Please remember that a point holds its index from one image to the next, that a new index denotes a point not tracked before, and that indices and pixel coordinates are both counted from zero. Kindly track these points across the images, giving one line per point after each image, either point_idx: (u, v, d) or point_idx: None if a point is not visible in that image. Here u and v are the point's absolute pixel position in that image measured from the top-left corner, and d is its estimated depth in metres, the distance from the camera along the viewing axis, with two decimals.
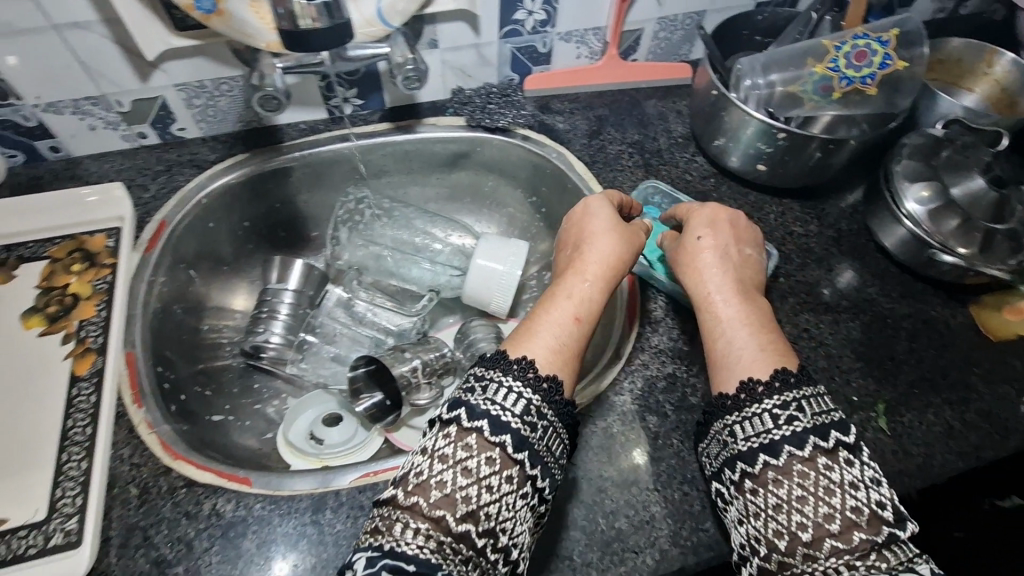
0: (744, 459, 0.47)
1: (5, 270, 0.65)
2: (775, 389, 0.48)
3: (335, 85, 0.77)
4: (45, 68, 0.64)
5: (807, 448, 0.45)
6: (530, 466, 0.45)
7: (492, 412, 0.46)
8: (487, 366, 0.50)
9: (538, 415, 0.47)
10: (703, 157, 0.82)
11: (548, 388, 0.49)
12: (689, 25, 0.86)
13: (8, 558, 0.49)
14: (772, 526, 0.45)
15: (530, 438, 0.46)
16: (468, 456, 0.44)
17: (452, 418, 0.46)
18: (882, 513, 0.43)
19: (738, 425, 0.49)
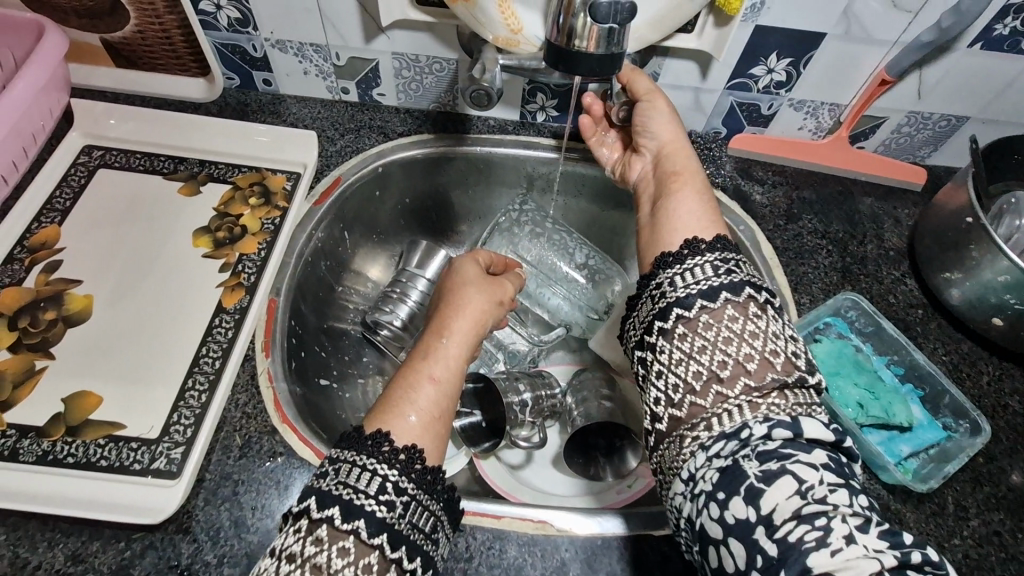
0: (681, 306, 0.48)
1: (193, 183, 0.68)
2: (717, 248, 0.50)
3: (538, 92, 0.74)
4: (289, 9, 0.66)
5: (742, 295, 0.47)
6: (391, 549, 0.39)
7: (344, 495, 0.40)
8: (344, 447, 0.43)
9: (397, 491, 0.41)
10: (916, 281, 0.69)
11: (407, 459, 0.42)
12: (943, 128, 0.74)
13: (115, 466, 0.50)
14: (692, 367, 0.46)
15: (389, 519, 0.40)
16: (318, 549, 0.38)
17: (301, 509, 0.40)
18: (795, 361, 0.45)
19: (676, 277, 0.50)
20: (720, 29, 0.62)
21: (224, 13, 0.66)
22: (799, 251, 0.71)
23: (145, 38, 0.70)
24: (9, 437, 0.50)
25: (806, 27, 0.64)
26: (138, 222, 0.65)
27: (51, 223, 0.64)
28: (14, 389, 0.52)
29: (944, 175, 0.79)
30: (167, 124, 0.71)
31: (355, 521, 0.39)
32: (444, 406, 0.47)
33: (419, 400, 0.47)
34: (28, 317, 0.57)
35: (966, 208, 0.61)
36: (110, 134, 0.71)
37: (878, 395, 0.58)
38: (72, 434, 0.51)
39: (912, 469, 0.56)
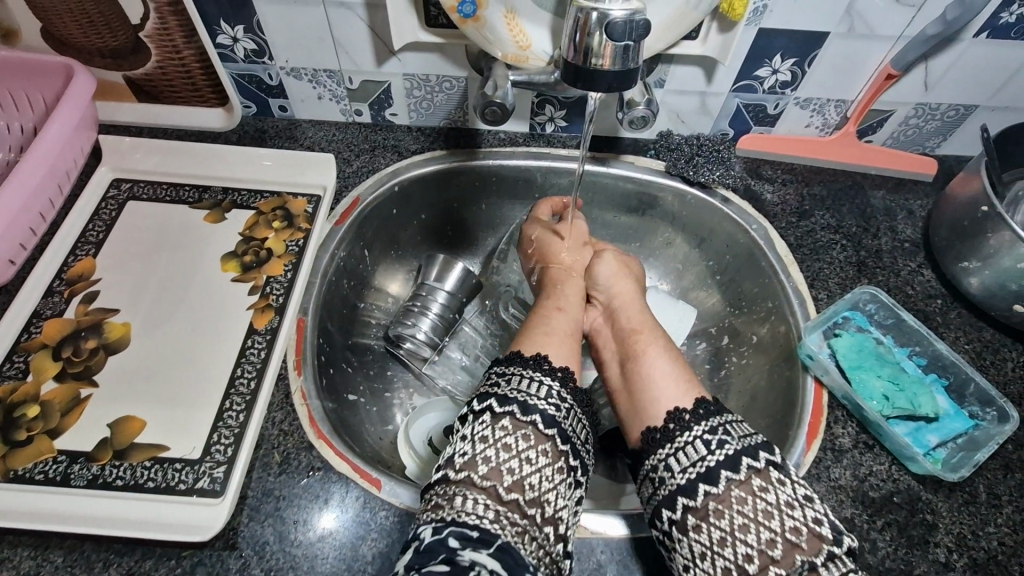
0: (686, 494, 0.47)
1: (219, 210, 0.71)
2: (700, 416, 0.50)
3: (547, 104, 0.75)
4: (303, 38, 0.68)
5: (741, 471, 0.46)
6: (561, 442, 0.49)
7: (521, 396, 0.49)
8: (509, 365, 0.54)
9: (562, 398, 0.51)
10: (932, 271, 0.70)
11: (563, 376, 0.53)
12: (950, 117, 0.74)
13: (161, 486, 0.51)
14: (719, 563, 0.44)
15: (559, 416, 0.49)
16: (505, 434, 0.48)
17: (487, 406, 0.49)
18: (819, 531, 0.43)
19: (671, 458, 0.49)
20: (724, 35, 0.63)
21: (241, 45, 0.69)
22: (813, 248, 0.72)
23: (165, 73, 0.73)
24: (59, 463, 0.52)
25: (808, 26, 0.65)
26: (169, 250, 0.67)
27: (86, 255, 0.66)
28: (62, 417, 0.55)
29: (955, 164, 0.79)
30: (191, 154, 0.74)
31: (533, 414, 0.48)
32: (577, 326, 0.62)
33: (557, 322, 0.60)
34: (71, 347, 0.59)
35: (981, 197, 0.62)
36: (137, 166, 0.73)
37: (901, 386, 0.59)
38: (119, 457, 0.53)
39: (941, 458, 0.56)
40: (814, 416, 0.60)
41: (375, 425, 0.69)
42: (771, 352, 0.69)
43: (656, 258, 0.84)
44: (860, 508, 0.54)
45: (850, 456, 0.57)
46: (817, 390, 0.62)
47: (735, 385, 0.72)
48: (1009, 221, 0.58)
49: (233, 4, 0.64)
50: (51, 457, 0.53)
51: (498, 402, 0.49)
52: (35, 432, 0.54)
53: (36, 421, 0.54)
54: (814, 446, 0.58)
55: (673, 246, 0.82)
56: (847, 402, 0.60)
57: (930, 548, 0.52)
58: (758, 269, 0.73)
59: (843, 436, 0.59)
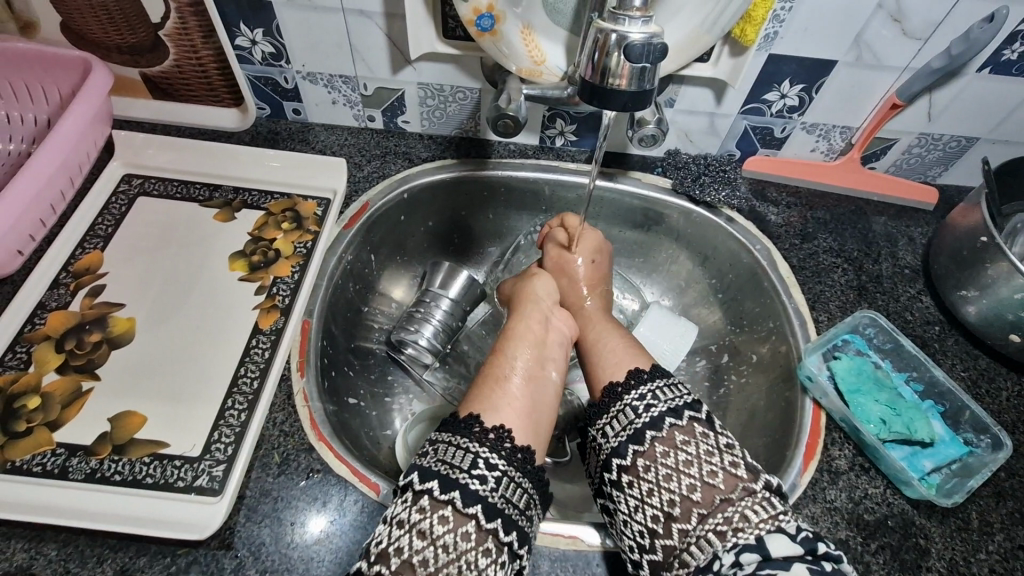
0: (619, 454, 0.50)
1: (228, 209, 0.71)
2: (631, 385, 0.54)
3: (558, 118, 0.76)
4: (321, 43, 0.69)
5: (666, 427, 0.50)
6: (487, 520, 0.45)
7: (442, 470, 0.47)
8: (442, 431, 0.51)
9: (489, 468, 0.48)
10: (932, 299, 0.71)
11: (496, 439, 0.50)
12: (953, 148, 0.76)
13: (160, 483, 0.51)
14: (650, 512, 0.47)
15: (484, 492, 0.46)
16: (422, 517, 0.45)
17: (408, 483, 0.47)
18: (735, 473, 0.47)
19: (608, 424, 0.53)
20: (736, 59, 0.65)
21: (259, 47, 0.70)
22: (815, 270, 0.73)
23: (183, 71, 0.74)
24: (58, 456, 0.52)
25: (817, 54, 0.66)
26: (176, 247, 0.68)
27: (94, 248, 0.66)
28: (62, 409, 0.55)
29: (956, 194, 0.80)
30: (203, 153, 0.74)
31: (451, 492, 0.46)
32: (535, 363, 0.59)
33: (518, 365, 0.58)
34: (74, 340, 0.59)
35: (980, 228, 0.63)
36: (149, 162, 0.74)
37: (899, 411, 0.60)
38: (118, 452, 0.53)
39: (936, 484, 0.57)
40: (812, 436, 0.60)
41: (374, 430, 0.69)
42: (771, 372, 0.70)
43: (659, 275, 0.85)
44: (855, 530, 0.55)
45: (847, 479, 0.58)
46: (815, 411, 0.62)
47: (734, 404, 0.73)
48: (1007, 251, 0.59)
49: (254, 7, 0.65)
50: (50, 450, 0.52)
51: (417, 478, 0.47)
52: (34, 423, 0.54)
53: (35, 412, 0.54)
54: (811, 467, 0.58)
55: (676, 263, 0.83)
56: (845, 425, 0.60)
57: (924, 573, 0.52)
58: (760, 289, 0.74)
59: (840, 458, 0.59)
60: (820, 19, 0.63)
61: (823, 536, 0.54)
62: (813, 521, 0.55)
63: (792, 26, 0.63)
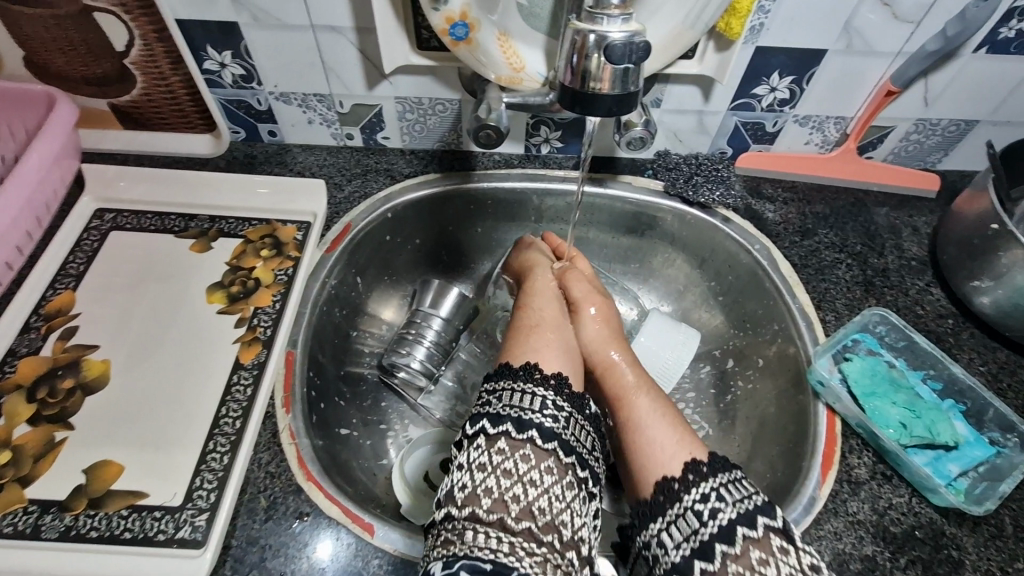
0: (681, 572, 0.45)
1: (205, 239, 0.69)
2: (691, 483, 0.48)
3: (542, 125, 0.74)
4: (292, 62, 0.67)
5: (737, 544, 0.44)
6: (565, 455, 0.48)
7: (513, 414, 0.49)
8: (499, 379, 0.54)
9: (557, 408, 0.51)
10: (941, 290, 0.68)
11: (557, 382, 0.53)
12: (951, 132, 0.73)
13: (139, 537, 0.48)
14: None
15: (558, 429, 0.49)
16: (503, 458, 0.47)
17: (477, 429, 0.49)
18: (768, 536, 0.44)
19: (663, 532, 0.47)
20: (721, 54, 0.62)
21: (228, 70, 0.67)
22: (818, 267, 0.70)
23: (152, 99, 0.71)
24: (30, 514, 0.49)
25: (806, 44, 0.64)
26: (151, 282, 0.65)
27: (65, 288, 0.63)
28: (34, 463, 0.52)
29: (958, 179, 0.78)
30: (177, 182, 0.72)
31: (529, 431, 0.48)
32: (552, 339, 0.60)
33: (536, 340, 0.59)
34: (46, 387, 0.56)
35: (989, 215, 0.60)
36: (122, 195, 0.71)
37: (918, 413, 0.57)
38: (94, 506, 0.50)
39: (964, 489, 0.53)
40: (828, 444, 0.57)
41: (369, 461, 0.66)
42: (779, 376, 0.67)
43: (656, 280, 0.82)
44: (881, 545, 0.51)
45: (868, 488, 0.55)
46: (829, 417, 0.59)
47: (744, 413, 0.70)
48: (1021, 238, 0.56)
49: (220, 29, 0.63)
50: (21, 508, 0.49)
51: (489, 423, 0.49)
52: (4, 480, 0.51)
53: (6, 468, 0.51)
54: (829, 478, 0.55)
55: (674, 267, 0.80)
56: (862, 430, 0.57)
57: None
58: (763, 291, 0.71)
59: (859, 467, 0.56)
60: (807, 7, 0.60)
61: (846, 551, 0.51)
62: (835, 536, 0.52)
63: (779, 16, 0.61)
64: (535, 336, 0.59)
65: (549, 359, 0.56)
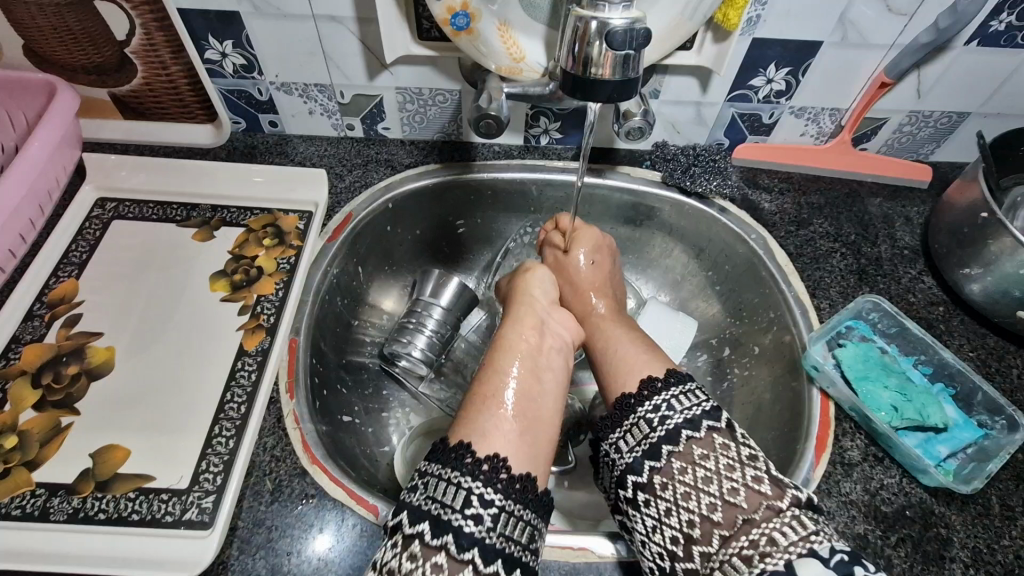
0: (634, 471, 0.48)
1: (207, 228, 0.69)
2: (670, 385, 0.51)
3: (542, 116, 0.74)
4: (294, 53, 0.67)
5: (682, 441, 0.47)
6: (486, 562, 0.41)
7: (433, 510, 0.43)
8: (432, 463, 0.46)
9: (485, 504, 0.43)
10: (933, 279, 0.69)
11: (491, 469, 0.44)
12: (944, 124, 0.75)
13: (147, 519, 0.49)
14: (668, 533, 0.45)
15: (480, 534, 0.42)
16: (413, 566, 0.41)
17: (396, 524, 0.43)
18: (759, 488, 0.45)
19: (620, 440, 0.50)
20: (719, 45, 0.63)
21: (230, 60, 0.68)
22: (813, 256, 0.71)
23: (153, 89, 0.71)
24: (38, 497, 0.50)
25: (803, 35, 0.65)
26: (154, 271, 0.65)
27: (68, 276, 0.64)
28: (41, 447, 0.52)
29: (949, 171, 0.79)
30: (179, 172, 0.72)
31: (444, 536, 0.41)
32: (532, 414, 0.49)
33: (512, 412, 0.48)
34: (51, 373, 0.57)
35: (979, 204, 0.62)
36: (123, 184, 0.71)
37: (910, 396, 0.58)
38: (101, 489, 0.50)
39: (953, 470, 0.55)
40: (822, 428, 0.59)
41: (371, 448, 0.67)
42: (774, 362, 0.68)
43: (654, 270, 0.83)
44: (873, 524, 0.53)
45: (861, 470, 0.56)
46: (823, 402, 0.60)
47: (740, 399, 0.71)
48: (1010, 227, 0.58)
49: (221, 19, 0.63)
50: (29, 491, 0.50)
51: (405, 520, 0.42)
52: (12, 464, 0.51)
53: (13, 452, 0.52)
54: (823, 460, 0.57)
55: (672, 257, 0.81)
56: (854, 414, 0.59)
57: (947, 564, 0.51)
58: (758, 280, 0.72)
59: (852, 449, 0.57)
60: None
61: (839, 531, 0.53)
62: (829, 517, 0.53)
63: (775, 8, 0.62)
64: (493, 405, 0.49)
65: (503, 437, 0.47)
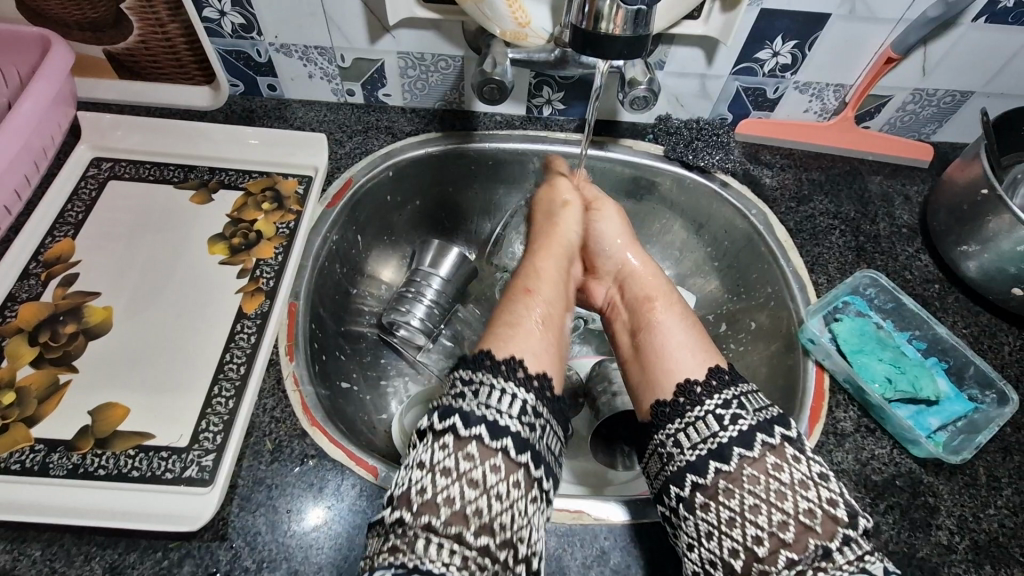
0: (695, 471, 0.45)
1: (205, 191, 0.68)
2: (713, 390, 0.49)
3: (545, 85, 0.73)
4: (293, 12, 0.66)
5: (755, 448, 0.45)
6: (535, 468, 0.45)
7: (488, 415, 0.45)
8: (473, 369, 0.49)
9: (534, 412, 0.47)
10: (930, 257, 0.70)
11: (539, 385, 0.49)
12: (947, 103, 0.74)
13: (147, 476, 0.49)
14: (726, 544, 0.43)
15: (530, 437, 0.45)
16: (471, 467, 0.43)
17: (446, 427, 0.45)
18: (835, 514, 0.43)
19: (680, 433, 0.47)
20: (727, 15, 0.62)
21: (228, 19, 0.66)
22: (813, 233, 0.72)
23: (148, 47, 0.70)
24: (36, 452, 0.50)
25: (812, 6, 0.64)
26: (151, 233, 0.65)
27: (64, 236, 0.63)
28: (39, 404, 0.52)
29: (950, 151, 0.79)
30: (176, 133, 0.71)
31: (503, 439, 0.44)
32: (556, 314, 0.58)
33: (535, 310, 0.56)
34: (48, 331, 0.56)
35: (980, 181, 0.62)
36: (119, 145, 0.70)
37: (903, 369, 0.59)
38: (101, 446, 0.50)
39: (942, 441, 0.56)
40: (817, 400, 0.59)
41: (369, 414, 0.67)
42: (771, 336, 0.69)
43: (653, 246, 0.83)
44: (863, 491, 0.54)
45: (853, 441, 0.57)
46: (818, 374, 0.61)
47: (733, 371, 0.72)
48: (1009, 203, 0.58)
49: None
50: (28, 446, 0.50)
51: (461, 424, 0.44)
52: (10, 420, 0.51)
53: (11, 408, 0.52)
54: (816, 430, 0.58)
55: (671, 233, 0.81)
56: (848, 386, 0.59)
57: (933, 531, 0.52)
58: (758, 254, 0.72)
59: (845, 420, 0.58)
60: None
61: None
62: None
63: None
64: (519, 296, 0.58)
65: (532, 345, 0.52)
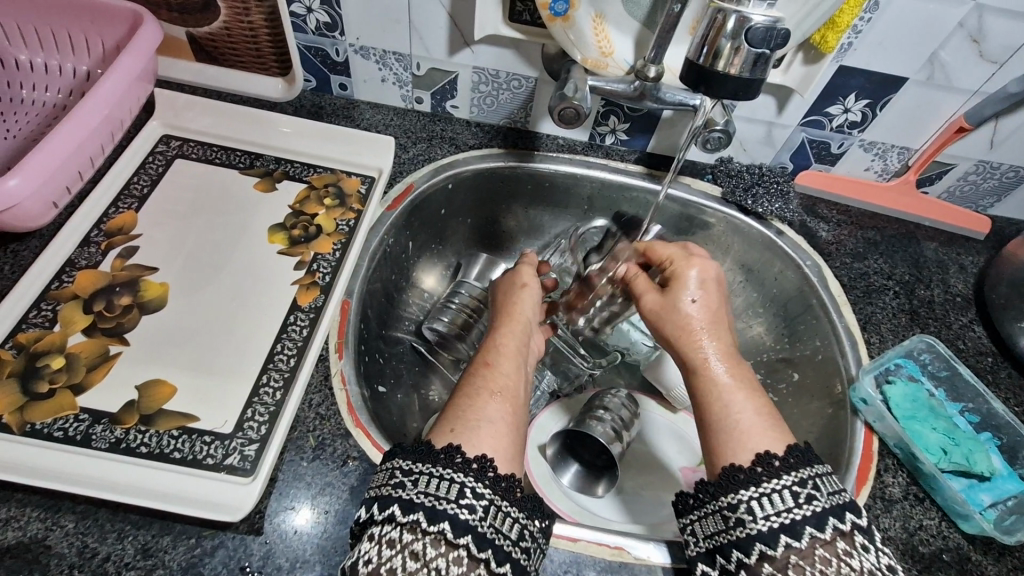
0: (765, 541, 0.41)
1: (270, 180, 0.69)
2: (791, 465, 0.44)
3: (612, 115, 0.74)
4: (378, 17, 0.67)
5: (826, 530, 0.41)
6: (479, 549, 0.39)
7: (427, 502, 0.40)
8: (415, 459, 0.43)
9: (474, 495, 0.41)
10: (984, 330, 0.69)
11: (480, 468, 0.42)
12: (1009, 178, 0.74)
13: (188, 459, 0.48)
14: None
15: (473, 522, 0.40)
16: (413, 538, 0.39)
17: (382, 518, 0.40)
18: None
19: (754, 501, 0.43)
20: (808, 67, 0.63)
21: (314, 16, 0.67)
22: (865, 291, 0.71)
23: (231, 34, 0.71)
24: (81, 421, 0.49)
25: (889, 69, 0.64)
26: (211, 215, 0.65)
27: (128, 208, 0.63)
28: (88, 371, 0.52)
29: (1006, 226, 0.79)
30: (247, 121, 0.72)
31: (440, 523, 0.39)
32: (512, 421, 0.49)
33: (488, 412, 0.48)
34: (103, 301, 0.56)
35: None
36: (190, 125, 0.71)
37: (956, 440, 0.58)
38: (145, 422, 0.50)
39: (992, 519, 0.54)
40: (866, 462, 0.58)
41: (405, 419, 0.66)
42: (817, 391, 0.68)
43: None
44: (909, 562, 0.52)
45: (901, 508, 0.56)
46: (867, 436, 0.60)
47: None
48: None
49: None
50: (73, 414, 0.49)
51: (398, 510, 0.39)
52: (57, 385, 0.51)
53: (60, 373, 0.51)
54: (863, 492, 0.57)
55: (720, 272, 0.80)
56: (899, 451, 0.58)
57: None
58: (808, 307, 0.72)
59: (892, 485, 0.57)
60: (898, 31, 0.61)
61: None
62: None
63: (870, 37, 0.62)
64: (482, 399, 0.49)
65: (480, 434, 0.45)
